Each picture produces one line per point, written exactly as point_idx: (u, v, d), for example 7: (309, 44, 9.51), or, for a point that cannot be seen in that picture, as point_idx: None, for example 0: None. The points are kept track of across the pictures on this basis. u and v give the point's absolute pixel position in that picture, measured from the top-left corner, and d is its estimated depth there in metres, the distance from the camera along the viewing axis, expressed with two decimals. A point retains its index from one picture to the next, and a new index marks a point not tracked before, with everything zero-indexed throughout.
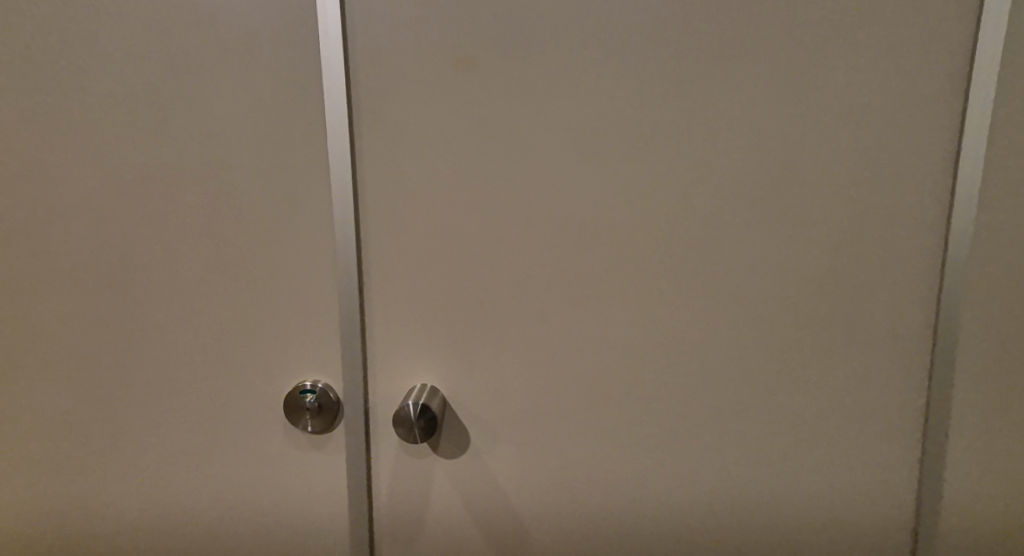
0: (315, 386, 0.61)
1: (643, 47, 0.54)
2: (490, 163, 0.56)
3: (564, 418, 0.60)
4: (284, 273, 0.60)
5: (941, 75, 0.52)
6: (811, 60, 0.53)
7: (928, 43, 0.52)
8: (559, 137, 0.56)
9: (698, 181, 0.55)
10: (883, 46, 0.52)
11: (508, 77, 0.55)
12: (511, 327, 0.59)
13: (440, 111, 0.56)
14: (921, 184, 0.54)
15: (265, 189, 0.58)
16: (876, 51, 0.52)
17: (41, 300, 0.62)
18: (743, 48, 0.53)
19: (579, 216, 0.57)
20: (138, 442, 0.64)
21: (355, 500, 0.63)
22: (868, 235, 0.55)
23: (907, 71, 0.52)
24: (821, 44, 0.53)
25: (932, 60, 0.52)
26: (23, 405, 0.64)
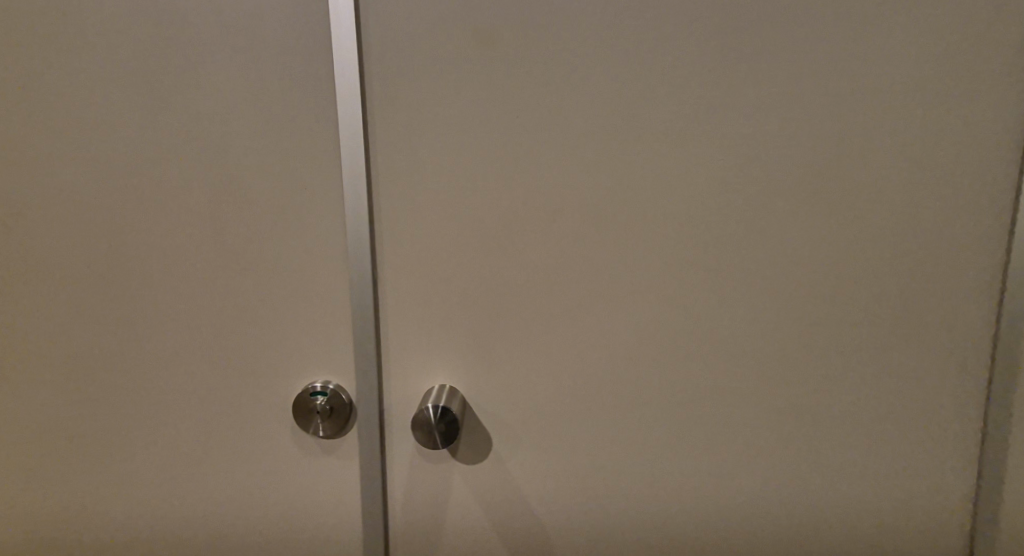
0: (326, 387, 0.57)
1: (681, 25, 0.50)
2: (514, 148, 0.52)
3: (593, 422, 0.56)
4: (290, 268, 0.55)
5: (1005, 53, 0.48)
6: (864, 37, 0.49)
7: (995, 20, 0.48)
8: (589, 120, 0.52)
9: (739, 168, 0.51)
10: (942, 22, 0.48)
11: (538, 52, 0.51)
12: (537, 325, 0.55)
13: (460, 91, 0.51)
14: (979, 171, 0.50)
15: (269, 178, 0.54)
16: (935, 28, 0.48)
17: (30, 298, 0.58)
18: (790, 25, 0.49)
19: (610, 206, 0.53)
20: (136, 447, 0.60)
21: (370, 508, 0.59)
22: (920, 227, 0.51)
23: (970, 48, 0.49)
24: (874, 20, 0.49)
25: (997, 37, 0.48)
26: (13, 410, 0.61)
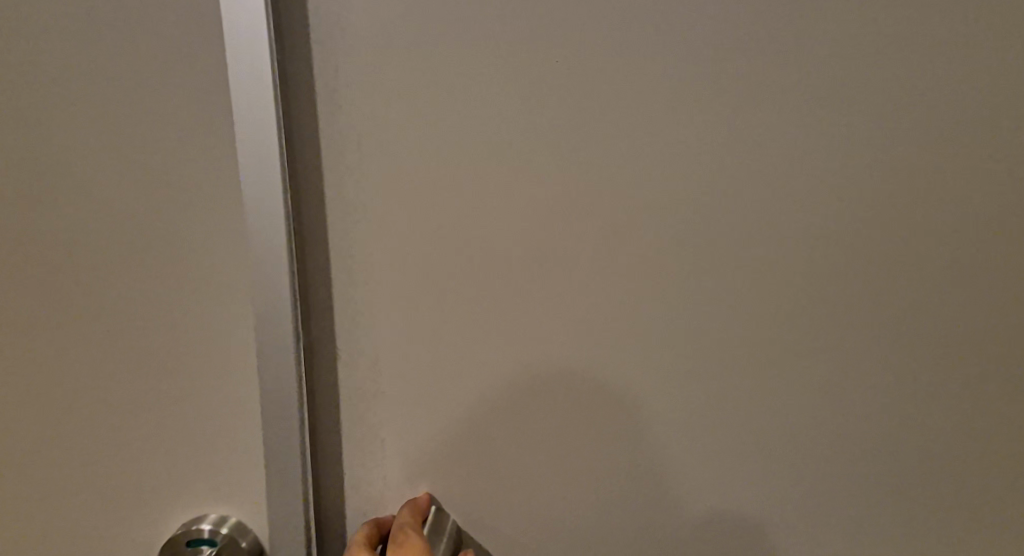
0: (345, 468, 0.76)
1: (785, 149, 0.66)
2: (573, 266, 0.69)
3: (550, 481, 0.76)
4: (403, 354, 0.72)
5: (973, 289, 0.71)
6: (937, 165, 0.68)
7: (957, 268, 0.70)
8: (671, 224, 0.68)
9: (760, 282, 0.70)
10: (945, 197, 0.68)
11: (762, 167, 0.67)
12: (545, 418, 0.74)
13: (581, 243, 0.69)
14: (954, 317, 0.72)
15: (380, 303, 0.71)
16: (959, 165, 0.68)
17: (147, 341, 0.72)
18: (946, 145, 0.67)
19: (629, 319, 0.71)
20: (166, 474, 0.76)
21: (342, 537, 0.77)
22: (898, 323, 0.72)
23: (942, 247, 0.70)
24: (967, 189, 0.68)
25: (959, 267, 0.70)
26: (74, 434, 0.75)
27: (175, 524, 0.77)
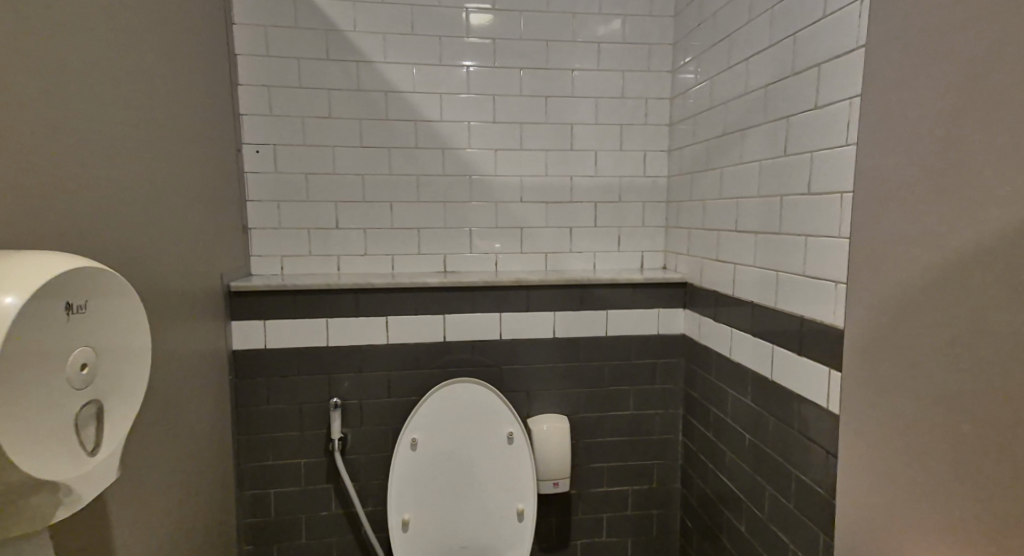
0: (900, 485, 0.79)
1: (796, 368, 0.98)
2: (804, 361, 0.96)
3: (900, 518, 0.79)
4: None
5: None
6: None
7: None
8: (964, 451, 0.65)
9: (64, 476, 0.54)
10: None
11: None
12: (885, 509, 0.81)
13: None
14: None
15: None
16: None
17: (894, 389, 0.78)
18: None
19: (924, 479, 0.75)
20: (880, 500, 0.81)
21: (854, 482, 0.87)
22: None
23: None
24: None
25: None
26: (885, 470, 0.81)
27: (867, 513, 0.84)
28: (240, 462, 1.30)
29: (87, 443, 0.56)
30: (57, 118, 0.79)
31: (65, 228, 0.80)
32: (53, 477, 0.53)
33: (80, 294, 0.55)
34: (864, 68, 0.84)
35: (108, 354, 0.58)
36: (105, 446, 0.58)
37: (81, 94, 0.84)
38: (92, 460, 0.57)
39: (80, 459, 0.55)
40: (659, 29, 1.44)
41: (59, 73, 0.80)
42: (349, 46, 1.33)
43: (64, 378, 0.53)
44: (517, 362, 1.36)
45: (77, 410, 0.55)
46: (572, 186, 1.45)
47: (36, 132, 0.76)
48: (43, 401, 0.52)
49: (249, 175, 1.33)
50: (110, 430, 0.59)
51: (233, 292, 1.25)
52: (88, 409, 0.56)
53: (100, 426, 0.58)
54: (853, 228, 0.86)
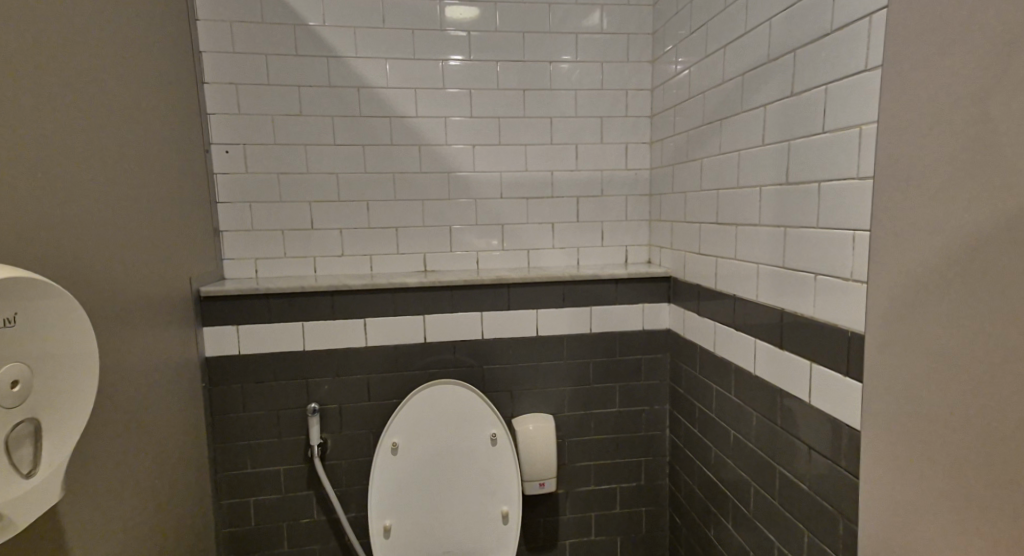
0: (885, 478, 0.77)
1: (781, 362, 0.96)
2: (789, 358, 0.94)
3: (885, 513, 0.77)
4: None
5: None
6: None
7: None
8: None
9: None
10: None
11: None
12: (871, 503, 0.79)
13: None
14: None
15: None
16: None
17: (882, 381, 0.76)
18: None
19: (909, 472, 0.74)
20: (866, 494, 0.80)
21: (839, 476, 0.85)
22: None
23: None
24: None
25: None
26: (870, 464, 0.79)
27: (855, 507, 0.82)
28: (216, 471, 1.26)
29: (22, 463, 0.59)
30: (11, 120, 0.75)
31: (20, 234, 0.76)
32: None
33: (8, 310, 0.56)
34: (841, 52, 0.81)
35: (49, 369, 0.60)
36: (44, 465, 0.60)
37: (41, 96, 0.80)
38: (27, 480, 0.59)
39: (13, 479, 0.58)
40: (638, 19, 1.41)
41: (20, 74, 0.77)
42: (319, 42, 1.29)
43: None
44: (499, 362, 1.33)
45: (22, 420, 0.58)
46: (552, 180, 1.43)
47: None
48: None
49: (219, 176, 1.30)
50: (49, 446, 0.61)
51: (204, 297, 1.21)
52: (21, 429, 0.58)
53: (37, 444, 0.60)
54: (833, 217, 0.83)
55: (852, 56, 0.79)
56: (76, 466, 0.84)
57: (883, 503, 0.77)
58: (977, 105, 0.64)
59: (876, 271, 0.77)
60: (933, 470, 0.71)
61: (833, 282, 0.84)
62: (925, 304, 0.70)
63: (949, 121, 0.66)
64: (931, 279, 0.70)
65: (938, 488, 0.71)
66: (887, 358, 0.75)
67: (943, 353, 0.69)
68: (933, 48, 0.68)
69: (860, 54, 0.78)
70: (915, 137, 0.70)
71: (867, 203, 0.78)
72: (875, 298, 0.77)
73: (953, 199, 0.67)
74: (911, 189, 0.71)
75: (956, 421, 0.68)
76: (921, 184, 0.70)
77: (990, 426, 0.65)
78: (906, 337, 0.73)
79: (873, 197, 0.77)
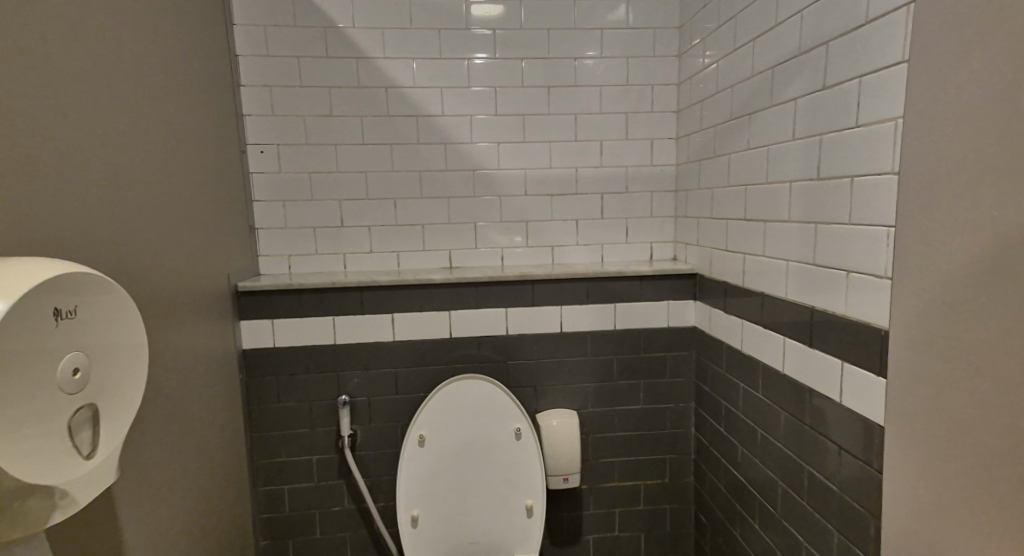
0: (910, 480, 0.76)
1: (810, 360, 0.95)
2: (818, 356, 0.93)
3: (910, 513, 0.77)
4: None
5: None
6: None
7: None
8: None
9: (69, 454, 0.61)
10: None
11: None
12: (896, 503, 0.79)
13: None
14: None
15: None
16: None
17: (907, 381, 0.76)
18: None
19: (933, 472, 0.73)
20: (892, 494, 0.79)
21: (867, 476, 0.84)
22: None
23: None
24: None
25: None
26: (895, 465, 0.79)
27: (881, 508, 0.82)
28: (252, 460, 1.31)
29: (83, 445, 0.62)
30: (63, 123, 0.80)
31: (72, 232, 0.80)
32: (46, 482, 0.58)
33: (70, 301, 0.60)
34: (876, 45, 0.80)
35: (110, 358, 0.65)
36: (100, 447, 0.64)
37: (91, 101, 0.85)
38: (88, 461, 0.63)
39: (76, 460, 0.61)
40: (663, 13, 1.40)
41: (75, 82, 0.82)
42: (348, 43, 1.32)
43: (57, 384, 0.59)
44: (524, 357, 1.35)
45: (86, 406, 0.62)
46: (577, 177, 1.43)
47: (49, 139, 0.78)
48: (31, 403, 0.57)
49: (255, 175, 1.34)
50: (105, 430, 0.65)
51: (242, 292, 1.26)
52: (83, 413, 0.62)
53: (95, 428, 0.64)
54: (865, 214, 0.82)
55: (886, 50, 0.78)
56: (125, 453, 0.88)
57: (909, 503, 0.77)
58: (1005, 101, 0.63)
59: (904, 269, 0.76)
60: (959, 472, 0.70)
61: (864, 280, 0.83)
62: (956, 302, 0.69)
63: (982, 117, 0.65)
64: (958, 277, 0.69)
65: (963, 489, 0.70)
66: (913, 358, 0.75)
67: (971, 353, 0.68)
68: (962, 43, 0.67)
69: (895, 46, 0.77)
70: (943, 134, 0.69)
71: (896, 201, 0.77)
72: (903, 297, 0.76)
73: (981, 197, 0.66)
74: (937, 187, 0.70)
75: (982, 421, 0.67)
76: (948, 181, 0.69)
77: (1016, 427, 0.64)
78: (933, 337, 0.72)
79: (902, 194, 0.76)
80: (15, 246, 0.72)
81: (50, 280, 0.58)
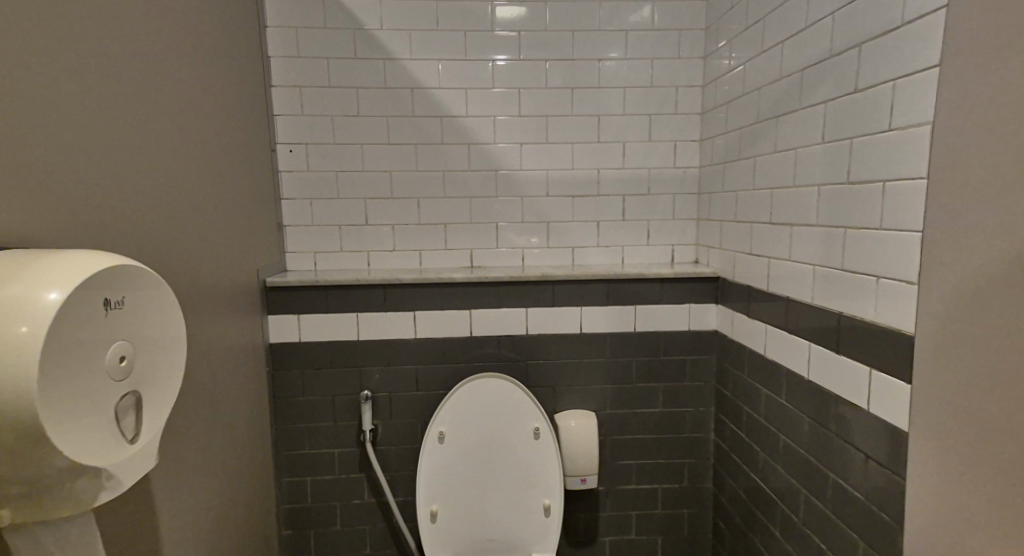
0: (937, 490, 0.75)
1: (835, 367, 0.94)
2: (843, 363, 0.92)
3: (936, 524, 0.76)
4: None
5: None
6: None
7: None
8: None
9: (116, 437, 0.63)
10: None
11: None
12: (924, 513, 0.78)
13: None
14: None
15: None
16: None
17: (937, 390, 0.75)
18: None
19: (963, 482, 0.72)
20: (920, 504, 0.78)
21: (892, 486, 0.83)
22: None
23: None
24: None
25: None
26: (923, 474, 0.78)
27: (907, 519, 0.81)
28: (277, 452, 1.35)
29: (128, 430, 0.65)
30: (113, 121, 0.84)
31: (116, 226, 0.84)
32: (99, 463, 0.61)
33: (118, 292, 0.63)
34: (911, 47, 0.78)
35: (150, 347, 0.68)
36: (143, 433, 0.67)
37: (137, 101, 0.89)
38: (133, 445, 0.65)
39: (122, 444, 0.64)
40: (689, 14, 1.39)
41: (123, 83, 0.86)
42: (375, 44, 1.35)
43: (105, 371, 0.61)
44: (545, 357, 1.36)
45: (128, 392, 0.65)
46: (599, 179, 1.44)
47: (101, 137, 0.82)
48: (86, 388, 0.60)
49: (283, 174, 1.38)
50: (147, 417, 0.67)
51: (271, 287, 1.30)
52: (128, 399, 0.65)
53: (139, 413, 0.66)
54: (896, 220, 0.81)
55: (920, 53, 0.77)
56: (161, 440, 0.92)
57: (936, 513, 0.76)
58: None
59: (936, 275, 0.75)
60: (988, 482, 0.69)
61: (894, 286, 0.81)
62: (991, 309, 0.68)
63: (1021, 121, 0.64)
64: (992, 285, 0.68)
65: (993, 501, 0.69)
66: (943, 366, 0.74)
67: (1003, 362, 0.67)
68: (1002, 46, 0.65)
69: (930, 49, 0.75)
70: (980, 138, 0.68)
71: (929, 207, 0.75)
72: (934, 304, 0.75)
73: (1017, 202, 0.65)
74: (972, 192, 0.69)
75: (1013, 431, 0.66)
76: (985, 187, 0.68)
77: None
78: (965, 344, 0.71)
79: (935, 200, 0.74)
80: (66, 240, 0.76)
81: (100, 272, 0.61)
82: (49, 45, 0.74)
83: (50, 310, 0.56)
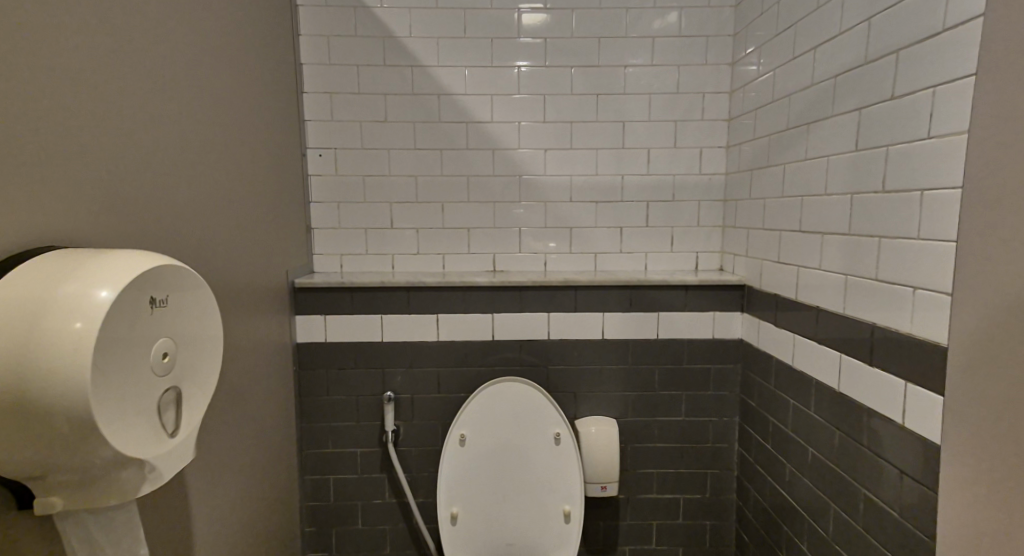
0: (979, 505, 0.73)
1: (867, 379, 0.92)
2: (875, 375, 0.90)
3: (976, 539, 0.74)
4: None
5: None
6: None
7: None
8: None
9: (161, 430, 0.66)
10: None
11: None
12: (962, 527, 0.76)
13: None
14: None
15: None
16: None
17: (979, 402, 0.73)
18: None
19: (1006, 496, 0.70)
20: (958, 519, 0.76)
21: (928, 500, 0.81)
22: None
23: None
24: None
25: None
26: (962, 488, 0.76)
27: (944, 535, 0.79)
28: (302, 450, 1.37)
29: (170, 424, 0.67)
30: (151, 123, 0.87)
31: (152, 226, 0.86)
32: (143, 455, 0.63)
33: (162, 291, 0.65)
34: (952, 54, 0.77)
35: (191, 343, 0.70)
36: (184, 426, 0.69)
37: (175, 105, 0.92)
38: (174, 439, 0.68)
39: (164, 437, 0.66)
40: (716, 20, 1.38)
41: (161, 87, 0.89)
42: (403, 51, 1.37)
43: (149, 365, 0.64)
44: (569, 362, 1.36)
45: (170, 388, 0.67)
46: (623, 185, 1.43)
47: (139, 139, 0.84)
48: (133, 383, 0.62)
49: (312, 177, 1.40)
50: (187, 411, 0.70)
51: (299, 287, 1.32)
52: (169, 394, 0.67)
53: (179, 408, 0.68)
54: (934, 230, 0.79)
55: (962, 61, 0.75)
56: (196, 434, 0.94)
57: (977, 527, 0.74)
58: None
59: (979, 286, 0.73)
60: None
61: (931, 297, 0.80)
62: None
63: None
64: None
65: None
66: (986, 378, 0.72)
67: None
68: None
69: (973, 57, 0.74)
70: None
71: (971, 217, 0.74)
72: (975, 316, 0.73)
73: None
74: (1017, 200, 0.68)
75: None
76: None
77: None
78: (1010, 356, 0.69)
79: (978, 210, 0.73)
80: (105, 238, 0.79)
81: (145, 272, 0.63)
82: (89, 47, 0.76)
83: (99, 308, 0.59)
